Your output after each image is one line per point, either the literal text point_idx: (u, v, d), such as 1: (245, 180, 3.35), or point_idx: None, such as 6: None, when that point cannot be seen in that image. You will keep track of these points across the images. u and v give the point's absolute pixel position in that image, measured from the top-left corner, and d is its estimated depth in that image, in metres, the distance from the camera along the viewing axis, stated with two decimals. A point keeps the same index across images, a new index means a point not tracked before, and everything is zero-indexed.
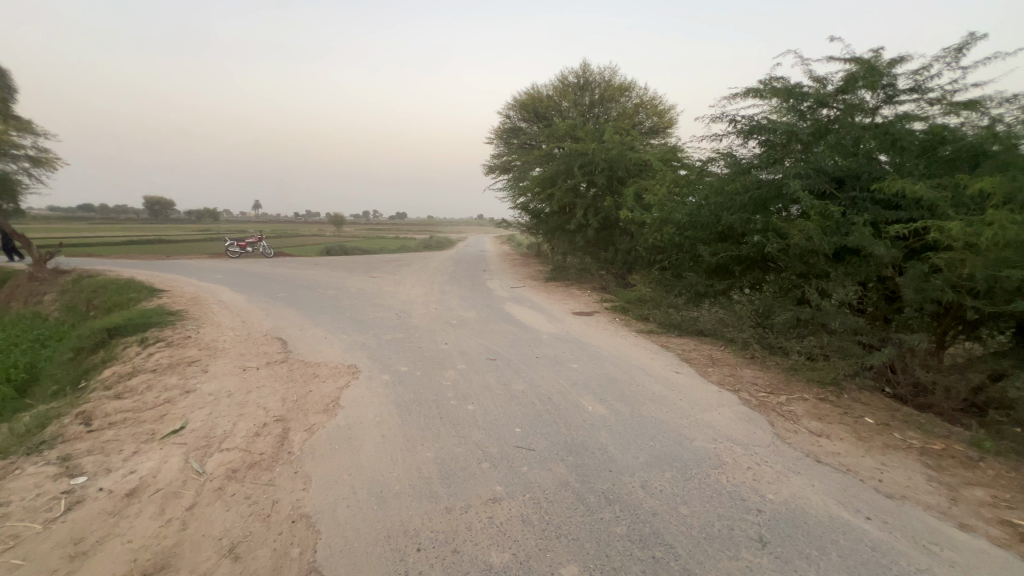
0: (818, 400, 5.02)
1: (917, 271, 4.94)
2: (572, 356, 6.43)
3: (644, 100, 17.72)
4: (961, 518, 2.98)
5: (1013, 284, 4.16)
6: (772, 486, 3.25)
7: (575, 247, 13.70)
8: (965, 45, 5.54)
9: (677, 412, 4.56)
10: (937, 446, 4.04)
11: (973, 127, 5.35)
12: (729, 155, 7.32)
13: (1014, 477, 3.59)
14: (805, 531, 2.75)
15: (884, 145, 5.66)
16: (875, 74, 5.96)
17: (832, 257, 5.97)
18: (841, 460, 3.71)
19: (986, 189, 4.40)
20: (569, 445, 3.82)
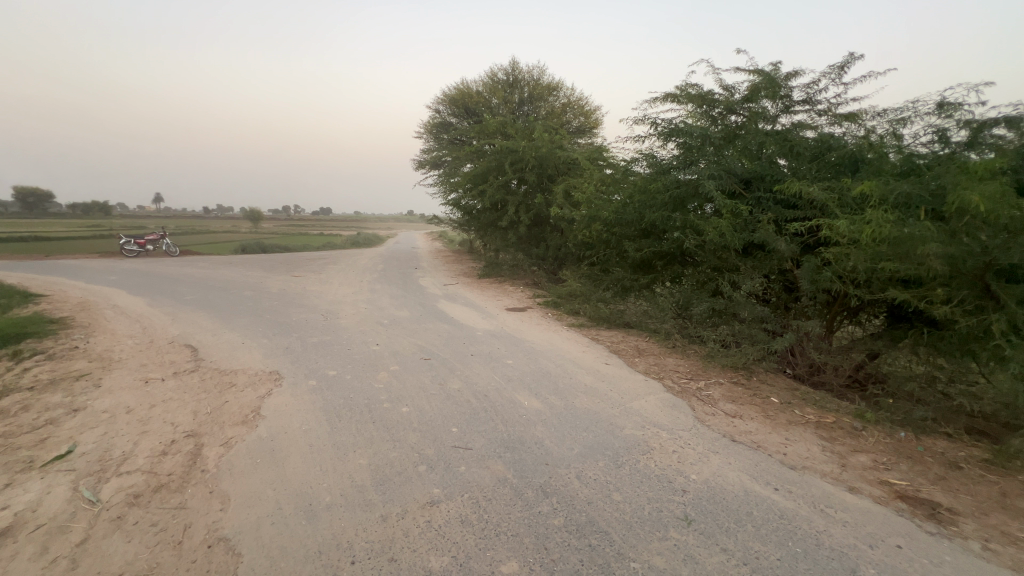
0: (732, 384, 5.47)
1: (812, 264, 5.53)
2: (507, 352, 6.47)
3: (571, 100, 18.21)
4: (851, 482, 3.37)
5: (887, 275, 4.76)
6: (695, 467, 3.48)
7: (507, 243, 13.79)
8: (846, 63, 6.26)
9: (608, 402, 4.75)
10: (829, 420, 4.56)
11: (853, 136, 6.07)
12: (650, 155, 7.75)
13: (890, 442, 4.13)
14: (723, 507, 2.98)
15: (783, 150, 6.25)
16: (774, 85, 6.58)
17: (741, 252, 6.50)
18: (752, 437, 4.07)
19: (865, 191, 5.00)
20: (506, 441, 3.84)
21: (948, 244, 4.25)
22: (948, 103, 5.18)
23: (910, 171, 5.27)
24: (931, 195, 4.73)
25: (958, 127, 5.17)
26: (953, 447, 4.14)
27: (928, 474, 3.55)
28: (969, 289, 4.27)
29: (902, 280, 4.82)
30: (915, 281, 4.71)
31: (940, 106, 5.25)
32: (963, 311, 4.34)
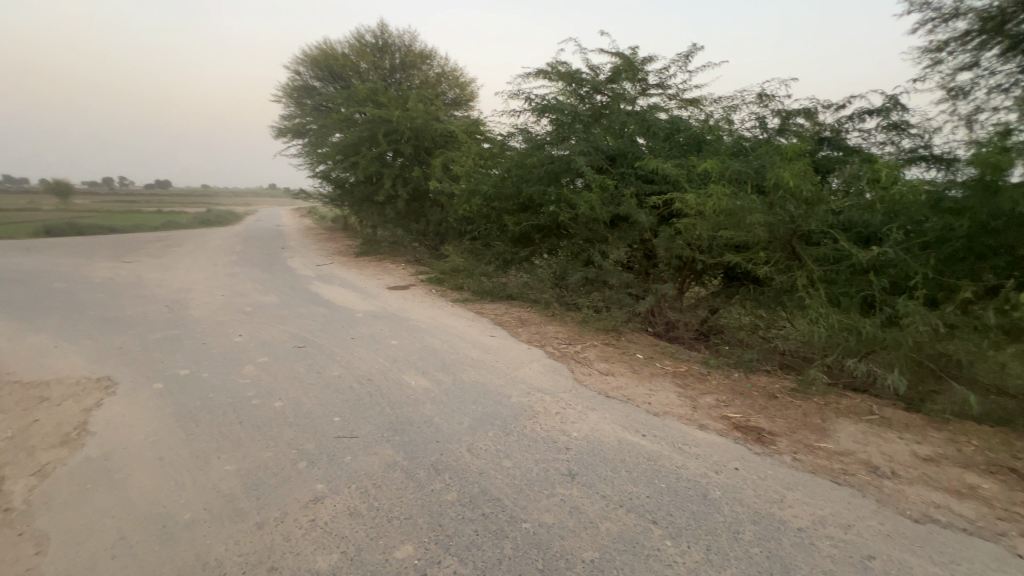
0: (604, 345, 5.98)
1: (667, 233, 6.21)
2: (390, 332, 6.23)
3: (446, 70, 17.67)
4: (701, 420, 3.94)
5: (724, 241, 5.55)
6: (576, 425, 3.76)
7: (385, 219, 13.14)
8: (690, 52, 7.00)
9: (495, 373, 4.87)
10: (683, 369, 5.25)
11: (696, 119, 6.85)
12: (525, 130, 7.95)
13: (727, 382, 4.91)
14: (601, 458, 3.28)
15: (641, 129, 6.83)
16: (633, 68, 7.10)
17: (609, 224, 7.04)
18: (623, 392, 4.51)
19: (707, 169, 5.72)
20: (394, 424, 3.73)
21: (767, 214, 5.06)
22: (766, 95, 6.10)
23: (740, 152, 6.13)
24: (755, 173, 5.56)
25: (772, 115, 6.13)
26: (771, 380, 5.06)
27: (755, 405, 4.30)
28: (781, 252, 5.17)
29: (734, 246, 5.65)
30: (744, 247, 5.55)
31: (760, 97, 6.16)
32: (777, 270, 5.25)
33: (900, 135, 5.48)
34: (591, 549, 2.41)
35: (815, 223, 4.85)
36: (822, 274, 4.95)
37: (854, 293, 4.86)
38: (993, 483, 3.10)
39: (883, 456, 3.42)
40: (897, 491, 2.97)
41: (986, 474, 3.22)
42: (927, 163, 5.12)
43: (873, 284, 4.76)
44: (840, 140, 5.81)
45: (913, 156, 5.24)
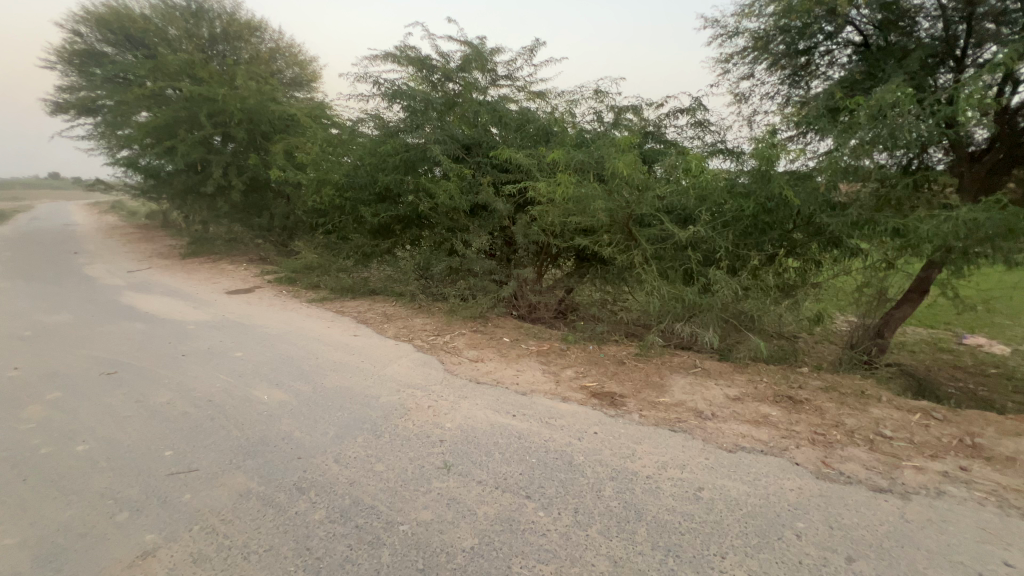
0: (472, 332, 6.07)
1: (524, 220, 6.51)
2: (233, 343, 5.47)
3: (281, 46, 15.84)
4: (564, 393, 4.27)
5: (573, 226, 6.02)
6: (448, 416, 3.76)
7: (217, 213, 11.44)
8: (534, 47, 7.36)
9: (361, 374, 4.62)
10: (545, 347, 5.61)
11: (543, 111, 7.24)
12: (377, 117, 7.60)
13: (584, 355, 5.39)
14: (475, 444, 3.34)
15: (494, 120, 7.00)
16: (482, 58, 7.19)
17: (469, 213, 7.12)
18: (492, 376, 4.65)
19: (555, 159, 6.10)
20: (244, 447, 3.29)
21: (607, 200, 5.64)
22: (601, 92, 6.71)
23: (583, 143, 6.66)
24: (596, 163, 6.11)
25: (608, 110, 6.79)
26: (619, 348, 5.71)
27: (608, 373, 4.80)
28: (621, 234, 5.82)
29: (583, 230, 6.17)
30: (591, 230, 6.10)
31: (596, 93, 6.77)
32: (618, 250, 5.89)
33: (705, 131, 6.52)
34: (470, 537, 2.44)
35: (646, 208, 5.52)
36: (653, 252, 5.70)
37: (678, 267, 5.68)
38: (779, 410, 3.93)
39: (705, 401, 4.10)
40: (717, 429, 3.58)
41: (774, 403, 4.08)
42: (724, 155, 6.17)
43: (691, 258, 5.62)
44: (662, 134, 6.69)
45: (715, 150, 6.28)
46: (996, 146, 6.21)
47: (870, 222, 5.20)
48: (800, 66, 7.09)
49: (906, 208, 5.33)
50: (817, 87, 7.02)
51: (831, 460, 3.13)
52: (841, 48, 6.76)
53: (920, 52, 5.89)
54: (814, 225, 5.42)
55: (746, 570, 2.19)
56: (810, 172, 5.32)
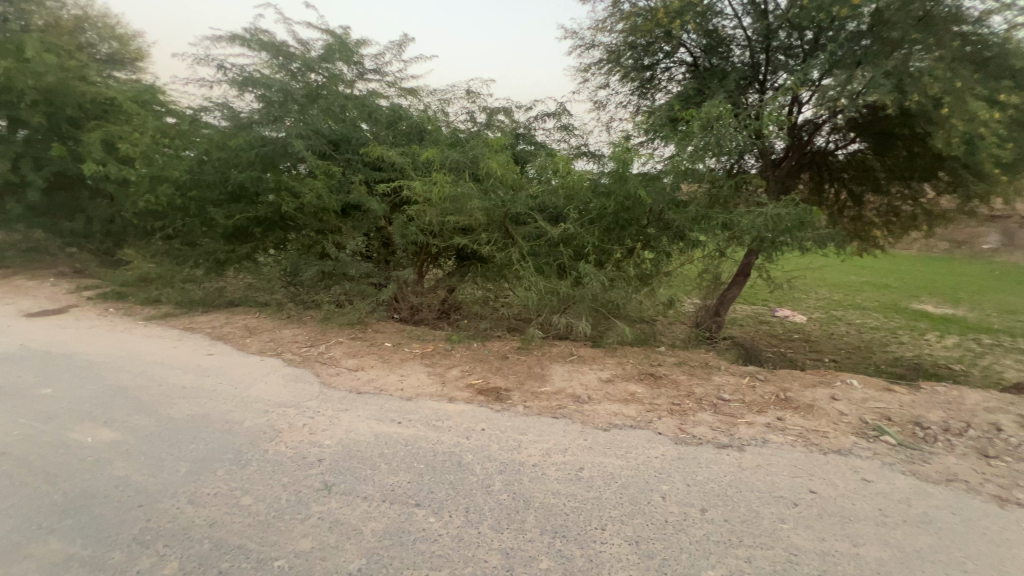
0: (351, 340, 5.73)
1: (400, 220, 6.32)
2: (37, 378, 4.41)
3: (90, 13, 13.07)
4: (450, 393, 4.25)
5: (452, 225, 6.01)
6: (327, 432, 3.49)
7: (5, 216, 9.10)
8: (402, 43, 7.16)
9: (219, 398, 4.06)
10: (430, 348, 5.52)
11: (415, 109, 7.05)
12: (226, 106, 6.75)
13: (468, 353, 5.42)
14: (357, 459, 3.14)
15: (363, 115, 6.65)
16: (346, 49, 6.79)
17: (340, 213, 6.68)
18: (374, 384, 4.44)
19: (429, 158, 6.00)
20: (60, 505, 2.68)
21: (483, 199, 5.74)
22: (473, 92, 6.78)
23: (457, 143, 6.65)
24: (471, 162, 6.16)
25: (480, 111, 6.89)
26: (502, 344, 5.86)
27: (492, 368, 4.90)
28: (498, 232, 5.98)
29: (461, 229, 6.19)
30: (469, 229, 6.15)
31: (468, 94, 6.83)
32: (496, 248, 6.04)
33: (570, 135, 6.98)
34: (357, 558, 2.30)
35: (520, 206, 5.74)
36: (529, 249, 5.96)
37: (552, 262, 6.00)
38: (643, 387, 4.39)
39: (582, 386, 4.41)
40: (593, 411, 3.87)
41: (639, 381, 4.55)
42: (588, 158, 6.67)
43: (563, 253, 5.99)
44: (532, 136, 7.00)
45: (579, 152, 6.75)
46: (790, 155, 7.67)
47: (706, 217, 6.06)
48: (646, 80, 7.96)
49: (731, 204, 6.31)
50: (660, 99, 7.95)
51: (686, 426, 3.59)
52: (677, 66, 7.74)
53: (735, 74, 7.02)
54: (663, 220, 6.14)
55: (623, 537, 2.41)
56: (659, 174, 6.02)
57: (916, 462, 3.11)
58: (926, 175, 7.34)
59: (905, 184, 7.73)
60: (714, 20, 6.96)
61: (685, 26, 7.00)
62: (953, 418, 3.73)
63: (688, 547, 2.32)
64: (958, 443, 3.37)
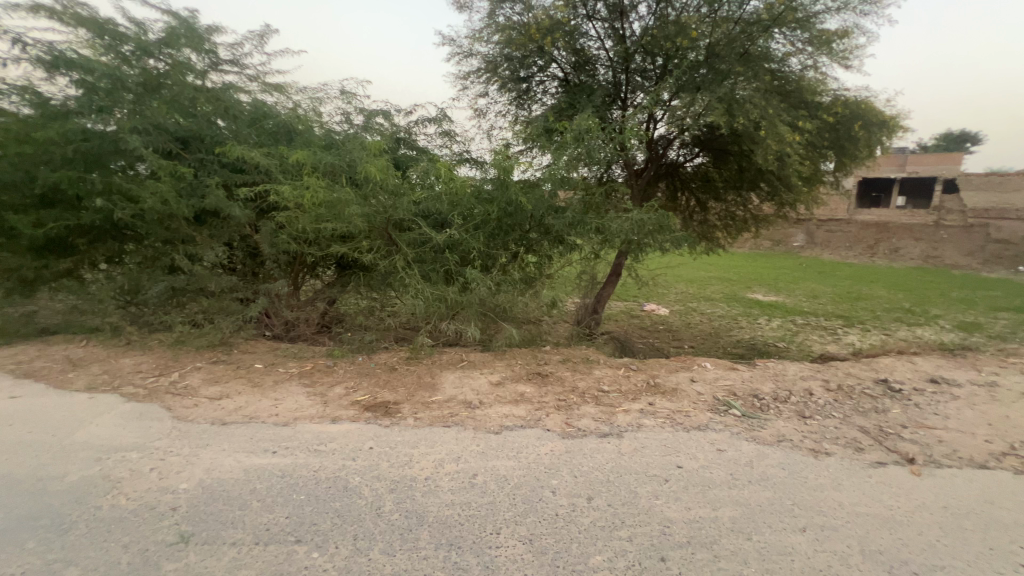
0: (211, 364, 5.04)
1: (268, 228, 5.75)
2: None
3: None
4: (334, 413, 3.95)
5: (328, 233, 5.63)
6: (183, 474, 3.01)
7: None
8: (265, 34, 6.51)
9: (28, 450, 3.27)
10: (308, 366, 5.09)
11: (283, 107, 6.41)
12: (30, 89, 5.52)
13: (353, 368, 5.10)
14: (222, 500, 2.76)
15: (218, 110, 5.87)
16: (196, 35, 5.90)
17: (193, 221, 5.85)
18: (242, 412, 3.95)
19: (299, 160, 5.55)
20: None
21: (363, 205, 5.47)
22: (349, 92, 6.43)
23: (332, 145, 6.26)
24: (348, 166, 5.83)
25: (357, 113, 6.56)
26: (389, 355, 5.63)
27: (380, 382, 4.67)
28: (380, 239, 5.75)
29: (340, 236, 5.84)
30: (349, 237, 5.82)
31: (343, 93, 6.46)
32: (379, 256, 5.81)
33: (452, 141, 6.99)
34: None
35: (403, 213, 5.57)
36: (414, 256, 5.83)
37: (438, 268, 5.94)
38: (531, 387, 4.55)
39: (473, 392, 4.42)
40: (485, 416, 3.90)
41: (528, 382, 4.70)
42: (471, 164, 6.74)
43: (449, 259, 5.96)
44: (413, 141, 6.87)
45: (462, 158, 6.79)
46: (649, 166, 8.58)
47: (581, 222, 6.49)
48: (523, 91, 8.32)
49: (602, 210, 6.86)
50: (537, 110, 8.35)
51: (571, 420, 3.79)
52: (550, 80, 8.18)
53: (601, 91, 7.64)
54: (544, 225, 6.43)
55: (517, 537, 2.45)
56: (538, 181, 6.29)
57: (756, 429, 3.67)
58: (752, 186, 8.76)
59: (737, 193, 9.12)
60: (581, 40, 7.54)
61: (556, 44, 7.48)
62: (780, 388, 4.48)
63: (577, 537, 2.45)
64: (785, 409, 4.06)
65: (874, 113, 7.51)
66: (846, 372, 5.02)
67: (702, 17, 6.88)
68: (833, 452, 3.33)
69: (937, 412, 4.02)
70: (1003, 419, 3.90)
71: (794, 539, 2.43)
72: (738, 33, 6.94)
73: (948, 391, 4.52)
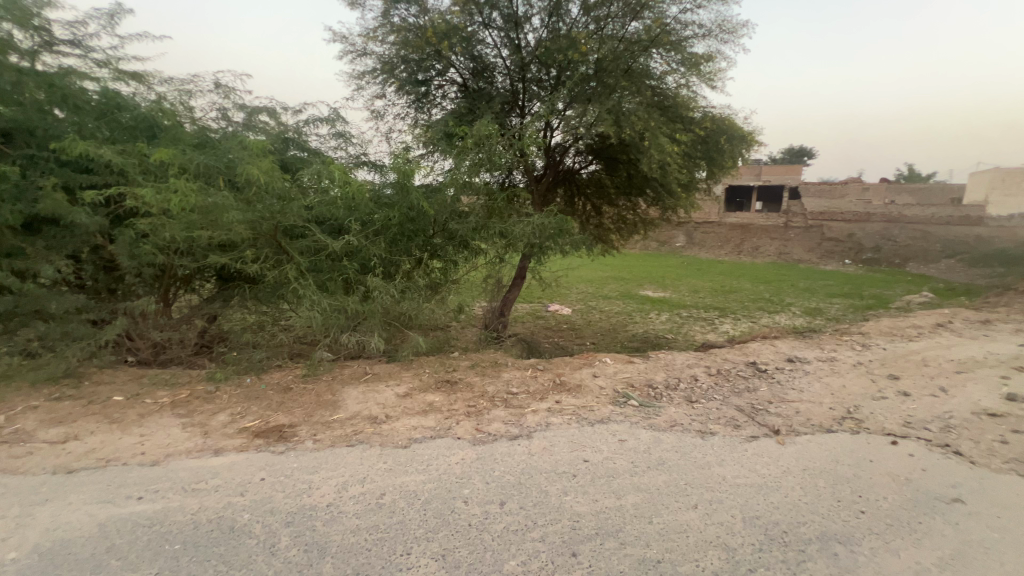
0: (52, 401, 4.20)
1: (126, 237, 4.95)
2: None
3: None
4: (216, 445, 3.51)
5: (204, 242, 5.03)
6: (13, 540, 2.45)
7: None
8: (116, 13, 5.61)
9: None
10: (183, 394, 4.46)
11: (144, 99, 5.51)
12: None
13: (239, 391, 4.58)
14: (68, 566, 2.29)
15: (53, 98, 4.85)
16: (19, 8, 4.83)
17: (22, 229, 4.84)
18: (97, 455, 3.34)
19: (163, 159, 4.85)
20: None
21: (245, 211, 4.95)
22: (225, 86, 5.80)
23: (206, 144, 5.59)
24: (226, 167, 5.25)
25: (235, 108, 5.93)
26: (283, 374, 5.15)
27: (272, 405, 4.25)
28: (268, 247, 5.28)
29: (219, 245, 5.24)
30: (229, 245, 5.24)
31: (218, 86, 5.80)
32: (267, 265, 5.31)
33: (346, 143, 6.63)
34: None
35: (293, 219, 5.13)
36: (307, 265, 5.42)
37: (336, 278, 5.60)
38: (441, 395, 4.45)
39: (379, 406, 4.21)
40: (392, 430, 3.73)
41: (436, 390, 4.59)
42: (369, 167, 6.44)
43: (348, 267, 5.64)
44: (303, 141, 6.38)
45: (359, 161, 6.46)
46: (547, 172, 8.91)
47: (485, 227, 6.51)
48: (421, 94, 8.18)
49: (505, 215, 6.96)
50: (436, 115, 8.27)
51: (482, 426, 3.77)
52: (449, 85, 8.15)
53: (499, 99, 7.76)
54: (448, 230, 6.34)
55: (430, 555, 2.36)
56: (441, 186, 6.20)
57: (652, 417, 3.96)
58: (640, 192, 9.50)
59: (628, 198, 9.84)
60: (478, 47, 7.62)
61: (452, 48, 7.45)
62: (670, 376, 4.90)
63: (491, 545, 2.42)
64: (675, 395, 4.44)
65: (736, 129, 8.57)
66: (723, 357, 5.64)
67: (590, 33, 7.32)
68: (716, 431, 3.71)
69: (794, 387, 4.68)
70: (841, 389, 4.65)
71: (688, 516, 2.65)
72: (622, 50, 7.49)
73: (801, 367, 5.29)
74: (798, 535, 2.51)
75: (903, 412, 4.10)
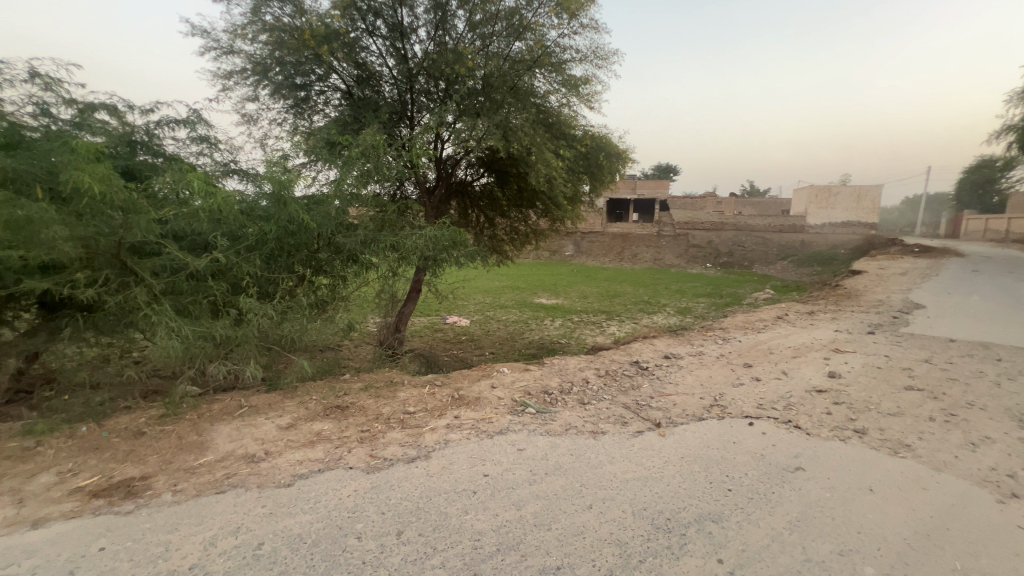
0: None
1: None
2: None
3: None
4: (35, 514, 2.83)
5: (17, 263, 4.08)
6: None
7: None
8: None
9: None
10: None
11: None
12: None
13: (71, 443, 3.78)
14: None
15: None
16: None
17: None
18: None
19: None
20: None
21: (75, 227, 4.11)
22: (48, 77, 4.84)
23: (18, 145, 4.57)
24: (46, 172, 4.31)
25: (62, 105, 4.97)
26: (132, 416, 4.38)
27: (117, 455, 3.57)
28: (109, 268, 4.46)
29: (39, 267, 4.30)
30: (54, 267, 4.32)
31: (37, 77, 4.82)
32: (108, 289, 4.48)
33: (211, 148, 5.91)
34: None
35: (141, 235, 4.38)
36: (162, 287, 4.69)
37: (200, 301, 4.97)
38: (330, 423, 4.12)
39: (256, 442, 3.76)
40: (273, 468, 3.35)
41: (325, 418, 4.24)
42: (239, 177, 5.80)
43: (215, 288, 5.04)
44: (154, 145, 5.59)
45: (227, 169, 5.79)
46: (440, 184, 8.84)
47: (374, 240, 6.16)
48: (300, 99, 7.65)
49: (397, 227, 6.72)
50: (318, 121, 7.79)
51: (376, 451, 3.55)
52: (332, 92, 7.74)
53: (386, 108, 7.53)
54: (334, 244, 5.91)
55: None
56: (325, 198, 5.78)
57: (549, 423, 4.08)
58: (530, 204, 9.85)
59: (519, 210, 10.15)
60: (362, 53, 7.34)
61: (333, 54, 7.06)
62: (565, 381, 5.10)
63: None
64: (569, 399, 4.63)
65: (612, 147, 9.33)
66: (611, 359, 6.04)
67: (476, 49, 7.47)
68: (606, 430, 3.93)
69: (671, 381, 5.16)
70: (709, 379, 5.24)
71: (584, 517, 2.76)
72: (507, 68, 7.75)
73: (677, 363, 5.86)
74: (679, 521, 2.74)
75: (757, 396, 4.74)
